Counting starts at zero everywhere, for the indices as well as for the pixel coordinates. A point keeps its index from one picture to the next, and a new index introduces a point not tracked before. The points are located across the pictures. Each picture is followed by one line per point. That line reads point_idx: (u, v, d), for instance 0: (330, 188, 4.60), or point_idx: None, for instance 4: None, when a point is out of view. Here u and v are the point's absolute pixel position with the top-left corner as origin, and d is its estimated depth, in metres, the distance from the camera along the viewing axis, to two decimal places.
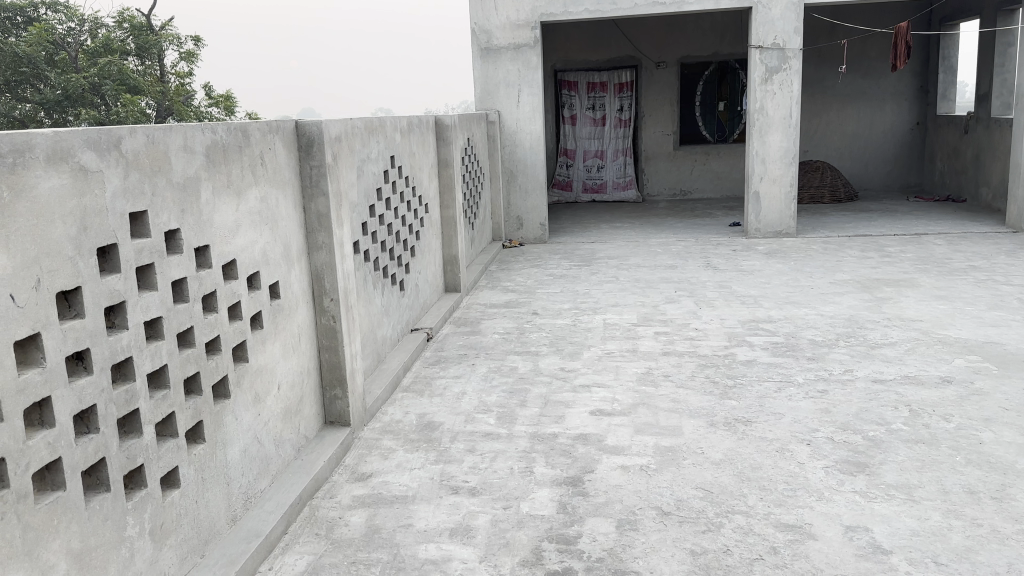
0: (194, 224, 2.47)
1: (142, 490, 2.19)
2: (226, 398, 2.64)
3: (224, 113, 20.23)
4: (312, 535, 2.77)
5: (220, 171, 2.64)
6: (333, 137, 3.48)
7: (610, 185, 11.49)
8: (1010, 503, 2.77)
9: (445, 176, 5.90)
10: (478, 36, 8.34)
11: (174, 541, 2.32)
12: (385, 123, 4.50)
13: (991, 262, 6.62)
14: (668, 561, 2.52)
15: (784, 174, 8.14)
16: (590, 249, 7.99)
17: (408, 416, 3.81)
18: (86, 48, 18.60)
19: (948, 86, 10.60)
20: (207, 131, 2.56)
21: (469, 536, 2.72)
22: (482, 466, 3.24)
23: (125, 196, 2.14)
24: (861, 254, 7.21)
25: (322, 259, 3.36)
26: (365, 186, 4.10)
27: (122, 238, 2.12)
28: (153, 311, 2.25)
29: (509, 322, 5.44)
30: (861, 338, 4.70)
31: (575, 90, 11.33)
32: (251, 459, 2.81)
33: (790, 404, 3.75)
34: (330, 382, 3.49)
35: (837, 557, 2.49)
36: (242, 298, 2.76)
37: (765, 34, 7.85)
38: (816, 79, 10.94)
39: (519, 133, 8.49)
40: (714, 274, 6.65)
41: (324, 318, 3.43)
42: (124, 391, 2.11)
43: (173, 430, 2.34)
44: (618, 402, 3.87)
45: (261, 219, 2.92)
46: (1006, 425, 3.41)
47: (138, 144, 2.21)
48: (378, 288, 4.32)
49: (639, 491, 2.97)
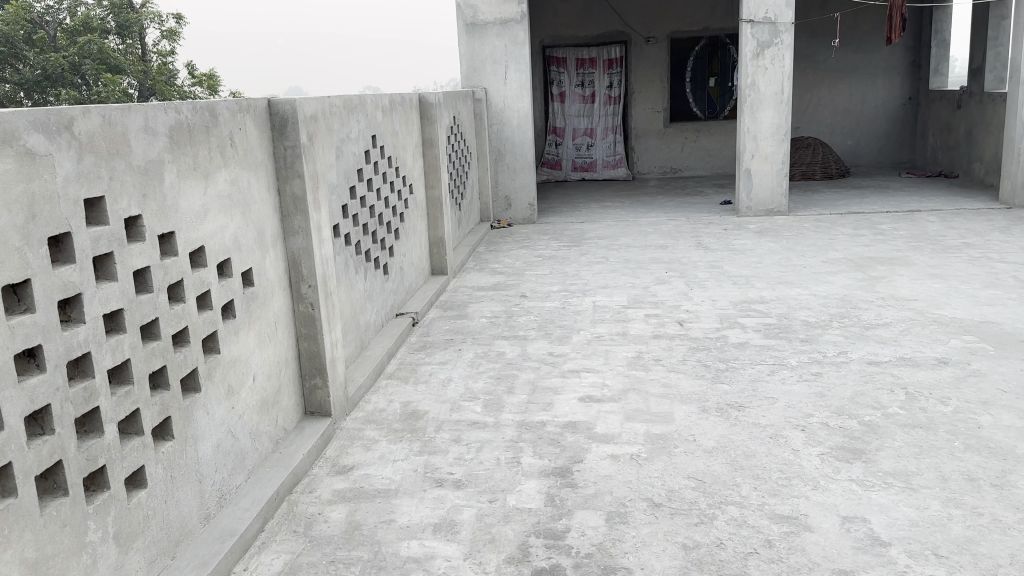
0: (158, 210, 2.33)
1: (105, 492, 2.08)
2: (196, 392, 2.51)
3: (207, 92, 20.01)
4: (290, 533, 2.67)
5: (186, 153, 2.50)
6: (309, 114, 3.32)
7: (600, 163, 11.33)
8: (1011, 491, 2.69)
9: (430, 156, 5.74)
10: (463, 11, 8.15)
11: (141, 544, 2.21)
12: (366, 100, 4.36)
13: (985, 239, 6.53)
14: (659, 556, 2.43)
15: (776, 150, 8.01)
16: (580, 229, 7.86)
17: (391, 405, 3.70)
18: (66, 27, 18.25)
19: (940, 61, 10.49)
20: (170, 111, 2.41)
21: (453, 532, 2.62)
22: (467, 456, 3.14)
23: (78, 182, 2.00)
24: (853, 232, 7.11)
25: (298, 244, 3.23)
26: (344, 166, 3.96)
27: (76, 225, 1.99)
28: (113, 303, 2.12)
29: (496, 305, 5.32)
30: (855, 319, 4.61)
31: (563, 66, 11.15)
32: (225, 454, 2.69)
33: (783, 389, 3.65)
34: (309, 370, 3.37)
35: (834, 550, 2.40)
36: (212, 286, 2.62)
37: (757, 8, 7.69)
38: (807, 55, 10.81)
39: (506, 112, 8.32)
40: (705, 253, 6.55)
41: (302, 305, 3.30)
42: (81, 388, 1.99)
43: (138, 428, 2.22)
44: (607, 388, 3.77)
45: (231, 203, 2.78)
46: (1006, 408, 3.32)
47: (93, 125, 2.06)
48: (360, 272, 4.19)
49: (629, 481, 2.87)
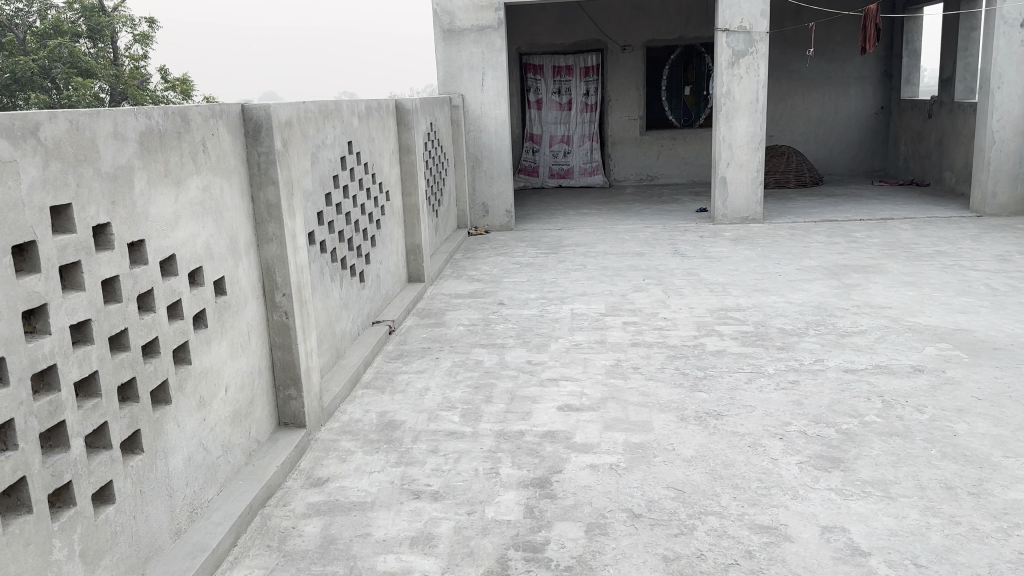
0: (127, 217, 2.27)
1: (71, 509, 2.01)
2: (166, 404, 2.45)
3: (180, 97, 19.86)
4: (264, 547, 2.61)
5: (157, 159, 2.44)
6: (283, 120, 3.27)
7: (576, 171, 11.36)
8: (988, 499, 2.70)
9: (407, 163, 5.71)
10: (440, 17, 8.12)
11: (108, 562, 2.14)
12: (342, 106, 4.31)
13: (957, 247, 6.62)
14: (639, 568, 2.41)
15: (751, 158, 8.07)
16: (557, 236, 7.86)
17: (368, 415, 3.65)
18: (35, 30, 17.92)
19: (912, 71, 10.64)
20: (140, 116, 2.35)
21: (431, 545, 2.58)
22: (445, 467, 3.10)
23: (44, 188, 1.94)
24: (827, 239, 7.18)
25: (273, 252, 3.17)
26: (320, 173, 3.91)
27: (42, 234, 1.92)
28: (80, 314, 2.06)
29: (474, 313, 5.29)
30: (831, 326, 4.64)
31: (540, 73, 11.17)
32: (197, 467, 2.63)
33: (761, 397, 3.65)
34: (283, 381, 3.31)
35: (814, 560, 2.40)
36: (184, 296, 2.57)
37: (731, 17, 7.76)
38: (781, 64, 10.92)
39: (483, 118, 8.30)
40: (682, 261, 6.57)
41: (277, 314, 3.24)
42: (47, 402, 1.93)
43: (106, 442, 2.15)
44: (586, 396, 3.75)
45: (203, 209, 2.73)
46: (980, 416, 3.35)
47: (60, 131, 2.00)
48: (335, 280, 4.13)
49: (608, 492, 2.85)
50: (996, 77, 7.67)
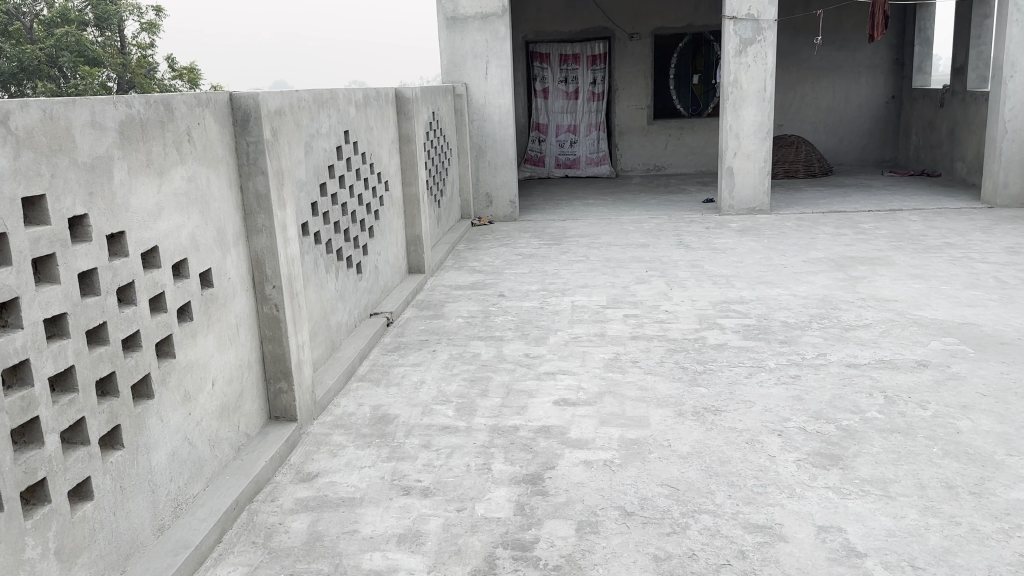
0: (106, 208, 2.23)
1: (46, 506, 1.97)
2: (148, 398, 2.41)
3: (188, 86, 19.85)
4: (249, 544, 2.57)
5: (138, 149, 2.39)
6: (273, 108, 3.21)
7: (583, 160, 11.27)
8: (989, 499, 2.63)
9: (407, 153, 5.64)
10: (443, 5, 8.06)
11: (85, 559, 2.11)
12: (338, 94, 4.25)
13: (967, 239, 6.51)
14: (629, 568, 2.35)
15: (759, 148, 7.96)
16: (561, 227, 7.78)
17: (361, 408, 3.61)
18: (42, 18, 17.94)
19: (924, 59, 10.44)
20: (121, 105, 2.30)
21: (417, 543, 2.53)
22: (437, 463, 3.05)
23: (15, 179, 1.89)
24: (834, 231, 7.07)
25: (262, 243, 3.12)
26: (314, 163, 3.86)
27: (12, 226, 1.88)
28: (55, 307, 2.01)
29: (473, 304, 5.24)
30: (834, 320, 4.55)
31: (547, 62, 11.05)
32: (182, 462, 2.59)
33: (761, 392, 3.59)
34: (274, 374, 3.27)
35: (809, 561, 2.34)
36: (167, 289, 2.52)
37: (740, 4, 7.62)
38: (791, 52, 10.77)
39: (487, 107, 8.22)
40: (686, 252, 6.48)
41: (266, 306, 3.19)
42: (18, 397, 1.88)
43: (84, 438, 2.12)
44: (583, 391, 3.69)
45: (188, 200, 2.68)
46: (985, 413, 3.27)
47: (33, 120, 1.95)
48: (331, 271, 4.09)
49: (601, 489, 2.79)
50: (1009, 66, 7.49)
